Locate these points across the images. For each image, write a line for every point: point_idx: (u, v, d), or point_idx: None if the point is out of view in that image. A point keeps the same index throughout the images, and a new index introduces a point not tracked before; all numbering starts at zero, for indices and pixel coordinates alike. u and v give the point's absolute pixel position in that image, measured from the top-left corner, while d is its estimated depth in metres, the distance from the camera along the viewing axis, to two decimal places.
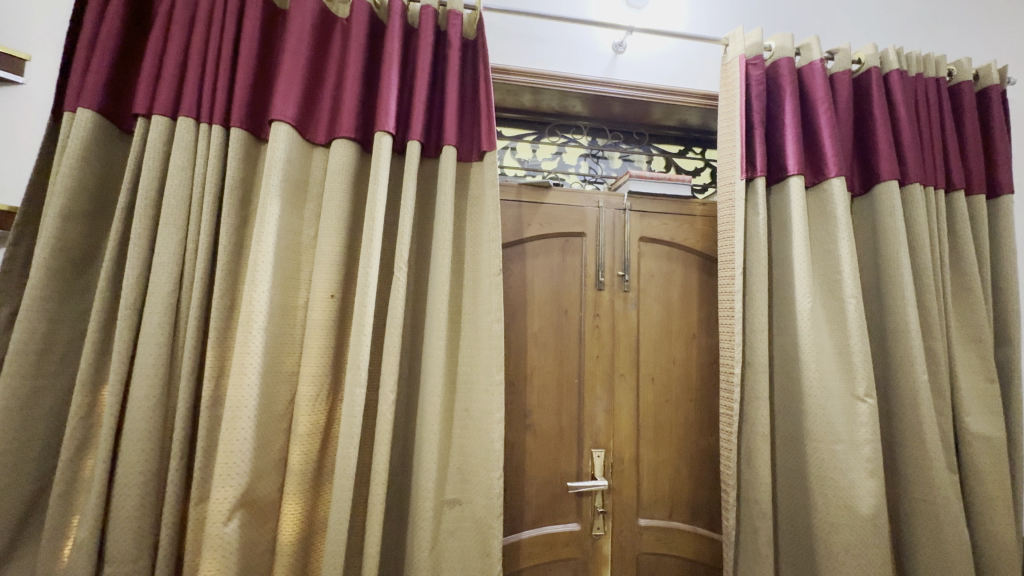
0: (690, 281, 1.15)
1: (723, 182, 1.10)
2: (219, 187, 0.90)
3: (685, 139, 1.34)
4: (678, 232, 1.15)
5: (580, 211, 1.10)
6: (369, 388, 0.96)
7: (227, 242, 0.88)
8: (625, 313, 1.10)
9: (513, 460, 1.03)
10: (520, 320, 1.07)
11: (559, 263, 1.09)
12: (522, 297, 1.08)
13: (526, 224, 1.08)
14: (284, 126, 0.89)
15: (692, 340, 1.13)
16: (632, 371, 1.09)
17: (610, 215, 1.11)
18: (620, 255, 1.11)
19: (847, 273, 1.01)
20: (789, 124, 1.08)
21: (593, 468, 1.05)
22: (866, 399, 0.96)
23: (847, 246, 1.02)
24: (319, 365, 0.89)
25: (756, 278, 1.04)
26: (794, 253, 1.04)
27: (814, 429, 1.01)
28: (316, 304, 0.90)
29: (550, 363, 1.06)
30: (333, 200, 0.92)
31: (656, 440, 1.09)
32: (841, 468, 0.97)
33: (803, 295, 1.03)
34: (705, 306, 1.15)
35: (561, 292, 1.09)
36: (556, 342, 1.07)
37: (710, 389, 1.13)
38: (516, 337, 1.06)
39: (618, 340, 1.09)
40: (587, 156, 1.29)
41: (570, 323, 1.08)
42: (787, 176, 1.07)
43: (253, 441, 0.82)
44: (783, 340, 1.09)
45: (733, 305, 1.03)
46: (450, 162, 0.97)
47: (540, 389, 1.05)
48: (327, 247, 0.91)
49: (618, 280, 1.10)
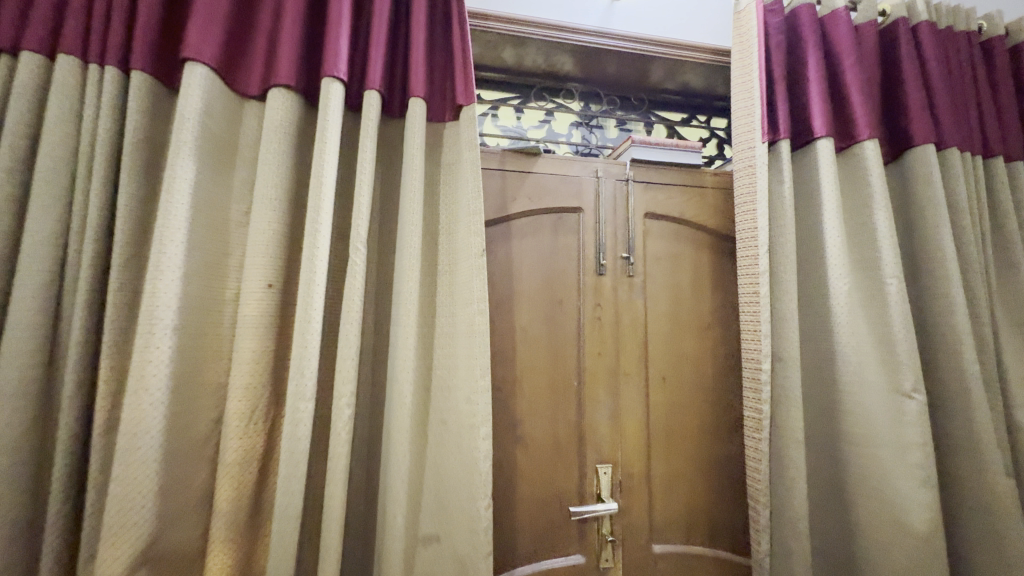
0: (704, 263, 0.98)
1: (741, 147, 0.94)
2: (117, 148, 0.70)
3: (689, 106, 1.19)
4: (688, 207, 0.98)
5: (576, 182, 0.93)
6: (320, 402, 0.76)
7: (126, 217, 0.67)
8: (630, 303, 0.93)
9: (502, 483, 0.85)
10: (507, 311, 0.89)
11: (553, 244, 0.92)
12: (509, 285, 0.89)
13: (511, 198, 0.90)
14: (201, 68, 0.69)
15: (706, 332, 0.96)
16: (640, 370, 0.92)
17: (610, 186, 0.95)
18: (624, 233, 0.94)
19: (887, 249, 0.87)
20: (813, 79, 0.93)
21: (599, 487, 0.87)
22: (915, 396, 0.80)
23: (885, 217, 0.88)
24: (252, 375, 0.69)
25: (784, 258, 0.89)
26: (825, 228, 0.90)
27: (854, 432, 0.87)
28: (248, 297, 0.70)
29: (544, 362, 0.89)
30: (270, 164, 0.73)
31: (668, 450, 0.92)
32: (888, 478, 0.82)
33: (838, 277, 0.88)
34: (722, 292, 0.98)
35: (555, 279, 0.91)
36: (551, 337, 0.89)
37: (730, 389, 0.96)
38: (502, 333, 0.88)
39: (624, 335, 0.92)
40: (580, 124, 1.12)
41: (566, 316, 0.90)
42: (812, 139, 0.93)
43: (159, 478, 0.62)
44: (811, 328, 0.94)
45: (758, 290, 0.88)
46: (418, 120, 0.79)
47: (533, 394, 0.88)
48: (263, 224, 0.71)
49: (622, 264, 0.93)
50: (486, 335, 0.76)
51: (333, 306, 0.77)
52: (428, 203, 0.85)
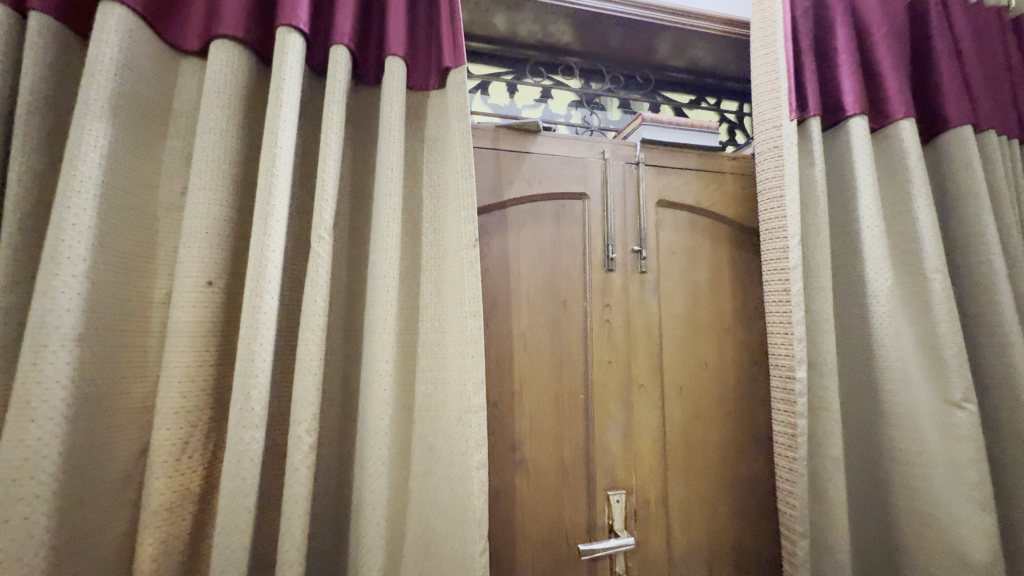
0: (722, 258, 0.87)
1: (765, 127, 0.83)
2: (8, 108, 0.54)
3: (698, 87, 1.08)
4: (705, 195, 0.87)
5: (581, 165, 0.81)
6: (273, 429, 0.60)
7: (16, 195, 0.52)
8: (643, 304, 0.81)
9: (499, 516, 0.72)
10: (503, 314, 0.76)
11: (555, 237, 0.79)
12: (505, 283, 0.76)
13: (506, 181, 0.78)
14: (120, 9, 0.55)
15: (727, 335, 0.85)
16: (655, 381, 0.80)
17: (619, 170, 0.83)
18: (635, 223, 0.82)
19: (929, 240, 0.77)
20: (843, 51, 0.83)
21: (610, 518, 0.75)
22: (966, 406, 0.71)
23: (926, 205, 0.78)
24: (185, 396, 0.55)
25: (817, 250, 0.78)
26: (860, 217, 0.79)
27: (898, 446, 0.77)
28: (181, 298, 0.55)
29: (546, 373, 0.76)
30: (211, 132, 0.58)
31: (687, 472, 0.80)
32: (940, 501, 0.72)
33: (877, 272, 0.78)
34: (743, 291, 0.87)
35: (557, 276, 0.79)
36: (553, 344, 0.77)
37: (754, 400, 0.85)
38: (497, 340, 0.75)
39: (636, 341, 0.79)
40: (580, 104, 1.00)
41: (570, 318, 0.78)
42: (843, 118, 0.82)
43: (52, 538, 0.47)
44: (845, 330, 0.83)
45: (789, 288, 0.77)
46: (396, 85, 0.65)
47: (534, 411, 0.75)
48: (201, 205, 0.57)
49: (633, 258, 0.81)
50: (480, 343, 0.62)
51: (291, 308, 0.62)
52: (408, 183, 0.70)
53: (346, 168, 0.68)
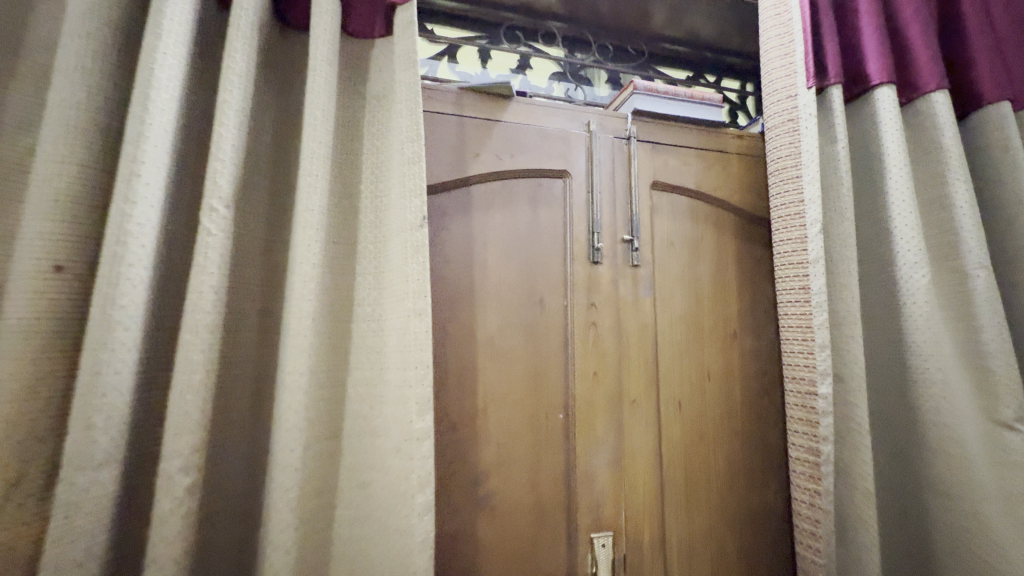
0: (726, 252, 0.74)
1: (777, 97, 0.71)
2: None
3: (695, 63, 0.96)
4: (707, 178, 0.74)
5: (562, 137, 0.68)
6: (139, 468, 0.43)
7: None
8: (635, 303, 0.67)
9: (456, 567, 0.58)
10: (466, 314, 0.61)
11: (530, 222, 0.66)
12: (468, 276, 0.62)
13: (471, 153, 0.64)
14: None
15: (733, 342, 0.72)
16: (650, 396, 0.66)
17: (607, 145, 0.70)
18: (625, 208, 0.69)
19: (971, 231, 0.65)
20: (866, 10, 0.71)
21: (594, 566, 0.61)
22: (1019, 428, 0.59)
23: (965, 191, 0.66)
24: (13, 421, 0.40)
25: (843, 241, 0.65)
26: (889, 202, 0.67)
27: (941, 478, 0.63)
28: (13, 289, 0.41)
29: (519, 387, 0.62)
30: (67, 67, 0.44)
31: (687, 506, 0.67)
32: (998, 548, 0.58)
33: (911, 267, 0.65)
34: (750, 290, 0.74)
35: (533, 269, 0.65)
36: (527, 352, 0.63)
37: (765, 419, 0.72)
38: (458, 346, 0.61)
39: (628, 348, 0.66)
40: (563, 76, 0.87)
41: (549, 320, 0.64)
42: (868, 89, 0.70)
43: None
44: (870, 337, 0.70)
45: (809, 286, 0.64)
46: (325, 22, 0.51)
47: (503, 433, 0.61)
48: (47, 163, 0.42)
49: (624, 249, 0.68)
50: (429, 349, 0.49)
51: (172, 300, 0.46)
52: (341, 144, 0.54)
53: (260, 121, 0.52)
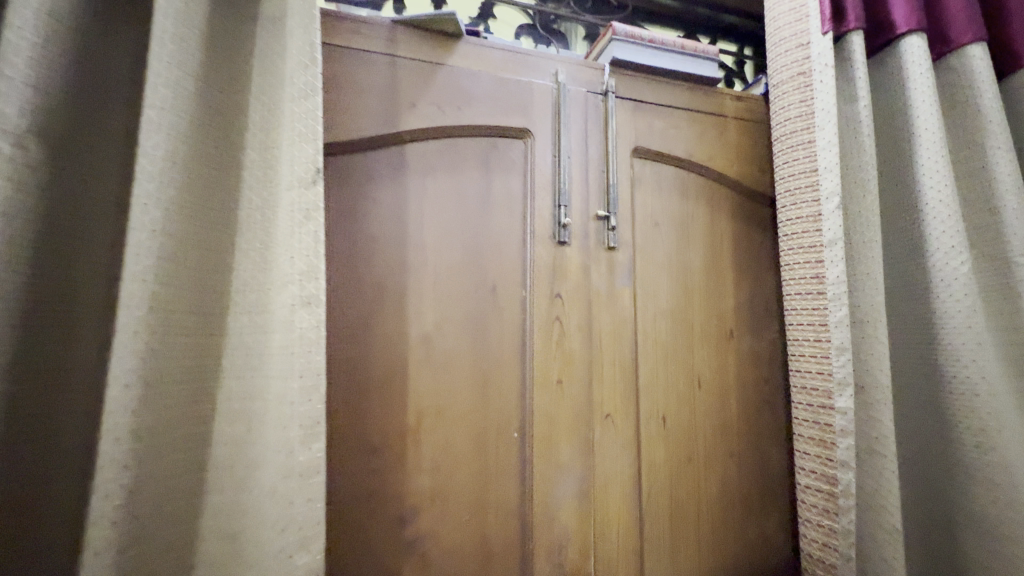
0: (722, 234, 0.62)
1: (784, 47, 0.59)
2: None
3: (687, 23, 0.83)
4: (700, 145, 0.62)
5: (523, 87, 0.55)
6: None
7: None
8: (611, 295, 0.55)
9: None
10: (394, 305, 0.48)
11: (481, 192, 0.52)
12: (398, 257, 0.49)
13: (406, 102, 0.50)
14: None
15: (731, 344, 0.60)
16: (629, 410, 0.54)
17: (579, 100, 0.57)
18: (601, 178, 0.56)
19: (1016, 212, 0.54)
20: None
21: None
22: None
23: (1010, 163, 0.55)
24: None
25: (865, 220, 0.53)
26: (919, 174, 0.55)
27: (983, 512, 0.51)
28: None
29: (461, 399, 0.49)
30: None
31: (671, 543, 0.55)
32: None
33: (948, 253, 0.53)
34: (750, 280, 0.62)
35: (484, 250, 0.52)
36: (473, 354, 0.50)
37: (766, 435, 0.60)
38: (382, 346, 0.47)
39: (602, 350, 0.53)
40: (533, 29, 0.74)
41: (502, 315, 0.51)
42: (892, 39, 0.58)
43: None
44: (893, 338, 0.58)
45: (823, 276, 0.52)
46: None
47: (440, 457, 0.48)
48: None
49: (598, 228, 0.55)
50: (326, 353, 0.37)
51: None
52: (218, 71, 0.40)
53: (102, 39, 0.38)
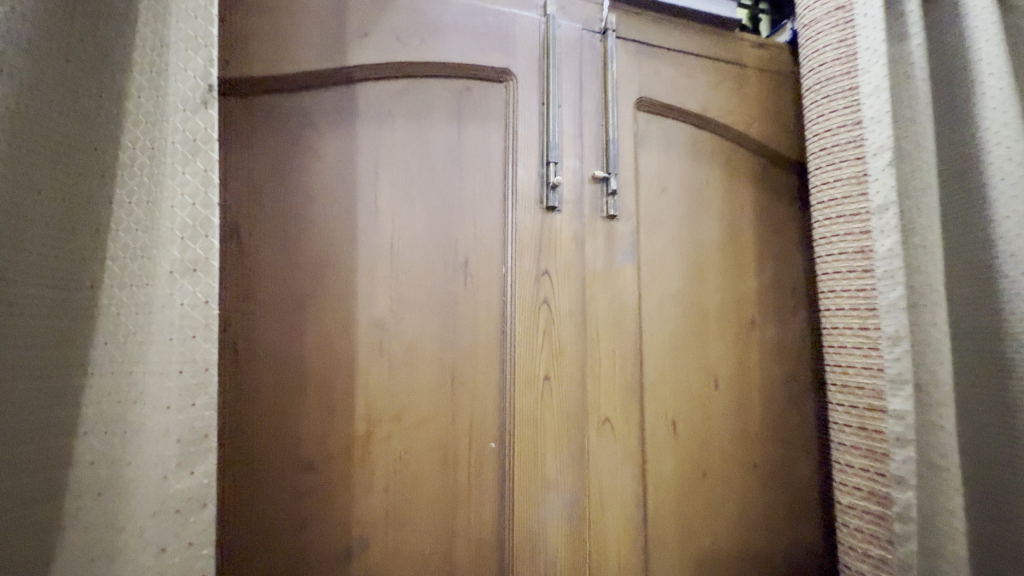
0: (742, 205, 0.52)
1: None
2: None
3: None
4: (717, 99, 0.52)
5: (503, 20, 0.45)
6: None
7: None
8: (610, 274, 0.45)
9: None
10: (338, 284, 0.38)
11: (451, 146, 0.43)
12: (345, 224, 0.39)
13: (355, 31, 0.40)
14: None
15: (752, 334, 0.50)
16: (631, 414, 0.44)
17: (573, 38, 0.47)
18: (599, 134, 0.46)
19: None
20: None
21: None
22: None
23: None
24: None
25: (919, 180, 0.44)
26: (982, 129, 0.45)
27: None
28: None
29: (424, 403, 0.39)
30: None
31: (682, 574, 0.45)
32: None
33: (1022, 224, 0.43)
34: (775, 259, 0.53)
35: (454, 217, 0.42)
36: (439, 345, 0.40)
37: (794, 442, 0.51)
38: (323, 335, 0.38)
39: (599, 341, 0.44)
40: None
41: (476, 297, 0.41)
42: None
43: None
44: None
45: (870, 250, 0.42)
46: None
47: (396, 475, 0.38)
48: None
49: (594, 193, 0.45)
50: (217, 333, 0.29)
51: None
52: None
53: None
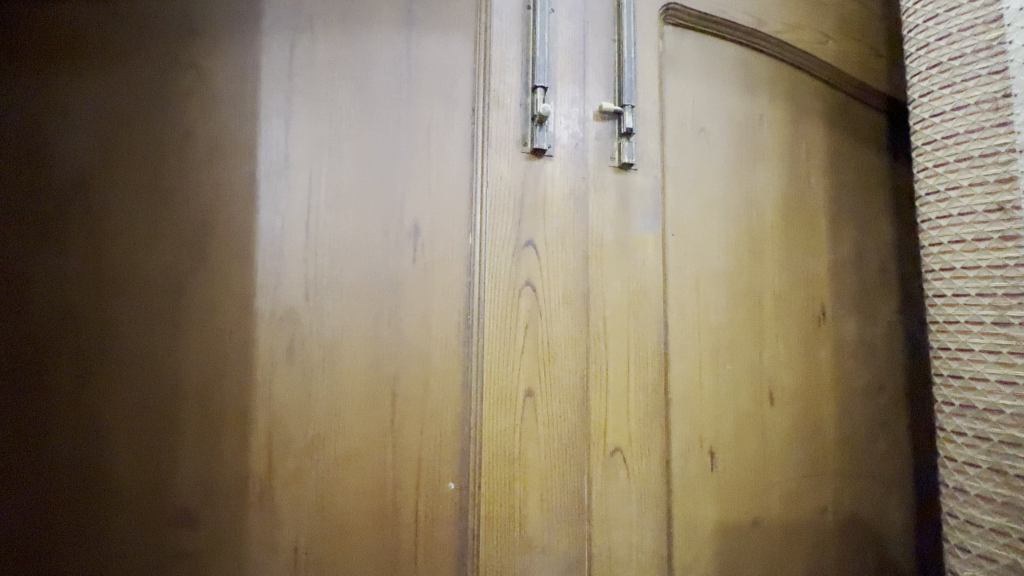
0: (809, 155, 0.38)
1: None
2: None
3: None
4: (778, 10, 0.38)
5: None
6: None
7: None
8: (625, 246, 0.32)
9: None
10: (231, 261, 0.27)
11: (397, 66, 0.30)
12: (242, 174, 0.28)
13: None
14: None
15: (822, 329, 0.37)
16: (653, 442, 0.32)
17: None
18: (608, 53, 0.33)
19: None
20: None
21: None
22: None
23: None
24: None
25: None
26: None
27: None
28: None
29: (355, 428, 0.27)
30: None
31: None
32: None
33: None
34: (853, 228, 0.39)
35: (401, 166, 0.30)
36: (377, 347, 0.28)
37: (878, 476, 0.38)
38: (209, 332, 0.27)
39: (608, 342, 0.31)
40: None
41: (432, 279, 0.29)
42: None
43: None
44: None
45: (1012, 207, 0.29)
46: None
47: (314, 530, 0.27)
48: None
49: (601, 134, 0.33)
50: None
51: None
52: None
53: None
